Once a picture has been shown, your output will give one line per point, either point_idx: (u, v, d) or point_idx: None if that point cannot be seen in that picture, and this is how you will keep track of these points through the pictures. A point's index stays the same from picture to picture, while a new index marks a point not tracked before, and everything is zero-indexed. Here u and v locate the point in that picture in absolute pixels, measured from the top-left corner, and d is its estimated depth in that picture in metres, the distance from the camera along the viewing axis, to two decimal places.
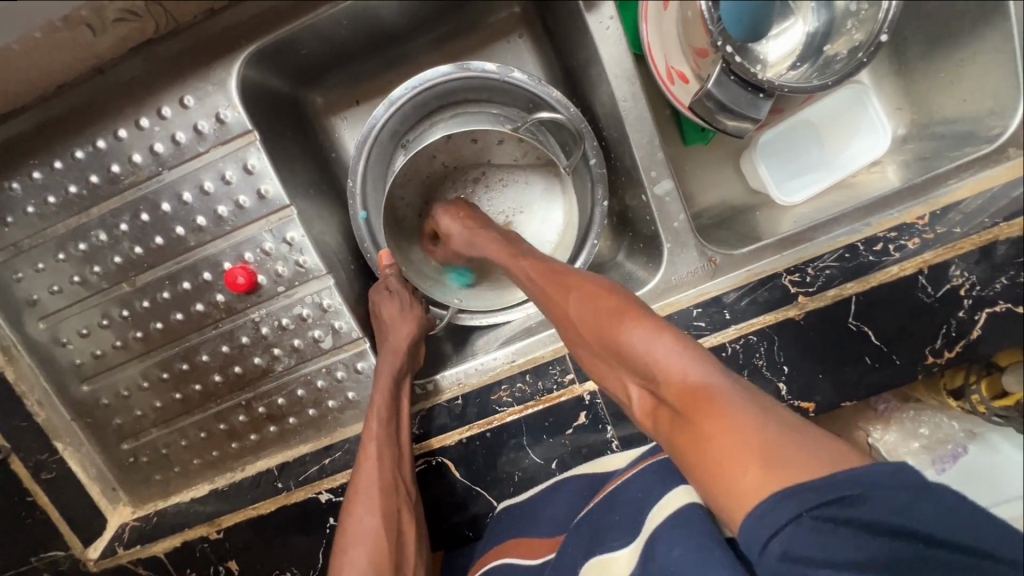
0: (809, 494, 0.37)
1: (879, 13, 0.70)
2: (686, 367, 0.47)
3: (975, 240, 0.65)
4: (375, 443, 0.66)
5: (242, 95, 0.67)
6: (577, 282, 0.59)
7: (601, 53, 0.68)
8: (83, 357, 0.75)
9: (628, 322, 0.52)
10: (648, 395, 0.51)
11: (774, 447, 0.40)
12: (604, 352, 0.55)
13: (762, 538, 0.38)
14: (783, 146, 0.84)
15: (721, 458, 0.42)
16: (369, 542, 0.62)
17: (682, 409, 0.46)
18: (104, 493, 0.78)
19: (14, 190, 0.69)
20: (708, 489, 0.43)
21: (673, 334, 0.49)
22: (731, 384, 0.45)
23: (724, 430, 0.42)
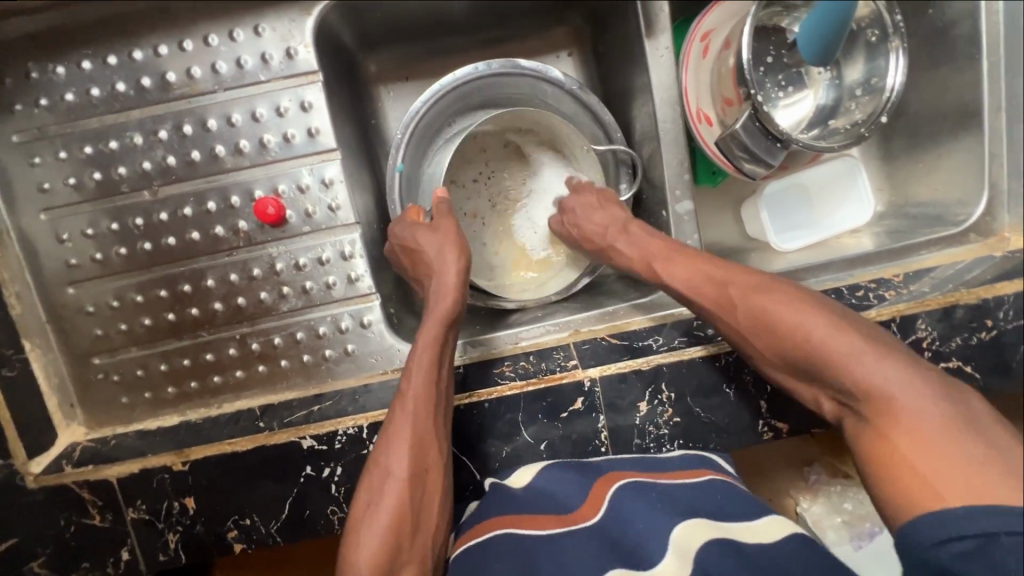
0: (1015, 521, 0.47)
1: (881, 98, 0.82)
2: (890, 383, 0.55)
3: (940, 300, 0.73)
4: (416, 391, 0.64)
5: (316, 36, 0.70)
6: (743, 277, 0.66)
7: (651, 73, 0.77)
8: (78, 258, 0.72)
9: (810, 320, 0.60)
10: (835, 405, 0.60)
11: (968, 469, 0.50)
12: (779, 351, 0.62)
13: (938, 536, 0.49)
14: (783, 201, 0.94)
15: (915, 466, 0.52)
16: (394, 502, 0.60)
17: (875, 413, 0.56)
18: (60, 407, 0.73)
19: (59, 75, 0.68)
20: (896, 499, 0.53)
21: (890, 356, 0.57)
22: (927, 399, 0.54)
23: (927, 444, 0.52)
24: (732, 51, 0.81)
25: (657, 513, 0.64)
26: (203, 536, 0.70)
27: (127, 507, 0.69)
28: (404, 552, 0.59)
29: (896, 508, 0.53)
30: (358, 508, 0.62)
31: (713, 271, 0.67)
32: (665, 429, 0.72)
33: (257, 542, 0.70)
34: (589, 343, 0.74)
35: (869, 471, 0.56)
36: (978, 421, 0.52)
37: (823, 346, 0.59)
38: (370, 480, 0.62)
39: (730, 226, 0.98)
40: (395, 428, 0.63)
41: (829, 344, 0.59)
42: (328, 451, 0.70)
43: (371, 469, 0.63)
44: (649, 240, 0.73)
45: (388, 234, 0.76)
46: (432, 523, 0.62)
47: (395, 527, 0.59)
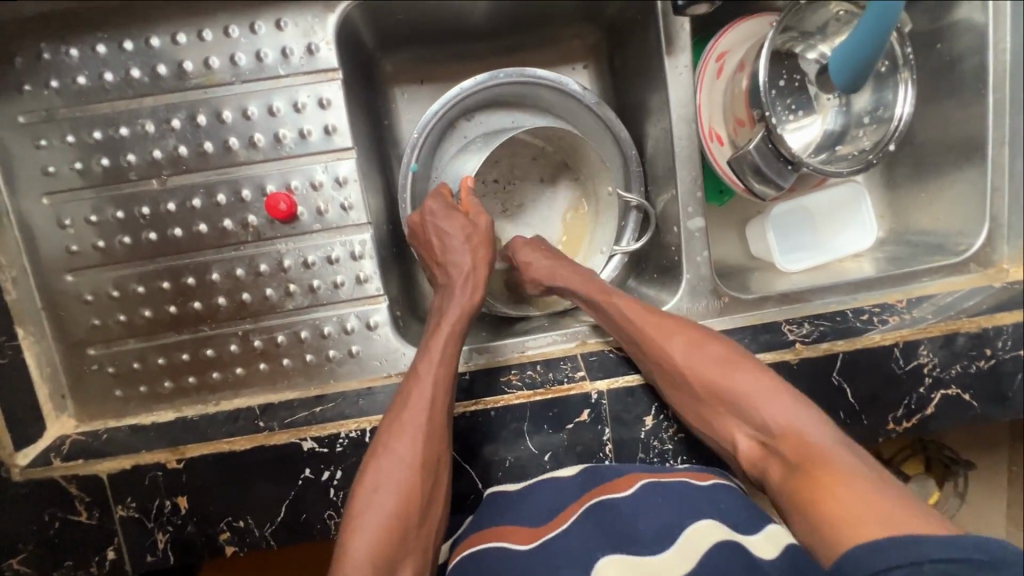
0: (930, 548, 0.45)
1: (889, 127, 0.85)
2: (793, 420, 0.62)
3: (941, 327, 0.75)
4: (430, 374, 0.63)
5: (338, 34, 0.69)
6: (674, 322, 0.71)
7: (670, 91, 0.77)
8: (79, 245, 0.70)
9: (739, 374, 0.66)
10: (755, 446, 0.65)
11: (875, 503, 0.52)
12: (711, 398, 0.67)
13: (874, 566, 0.47)
14: (789, 222, 0.95)
15: (830, 499, 0.54)
16: (399, 488, 0.59)
17: (796, 454, 0.60)
18: (51, 397, 0.70)
19: (71, 57, 0.66)
20: (820, 538, 0.53)
21: (807, 407, 0.63)
22: (845, 452, 0.58)
23: (847, 486, 0.54)
24: (746, 74, 0.83)
25: (662, 514, 0.65)
26: (194, 537, 0.68)
27: (116, 504, 0.67)
28: (408, 540, 0.58)
29: (816, 538, 0.53)
30: (360, 493, 0.59)
31: (658, 318, 0.71)
32: (669, 444, 0.73)
33: (250, 545, 0.69)
34: (596, 355, 0.75)
35: (790, 506, 0.58)
36: (879, 468, 0.57)
37: (744, 395, 0.65)
38: (376, 466, 0.60)
39: (735, 244, 0.99)
40: (408, 414, 0.61)
41: (752, 393, 0.65)
42: (329, 454, 0.68)
43: (377, 453, 0.61)
44: (590, 278, 0.77)
45: (414, 223, 0.73)
46: (437, 515, 0.61)
47: (402, 514, 0.58)
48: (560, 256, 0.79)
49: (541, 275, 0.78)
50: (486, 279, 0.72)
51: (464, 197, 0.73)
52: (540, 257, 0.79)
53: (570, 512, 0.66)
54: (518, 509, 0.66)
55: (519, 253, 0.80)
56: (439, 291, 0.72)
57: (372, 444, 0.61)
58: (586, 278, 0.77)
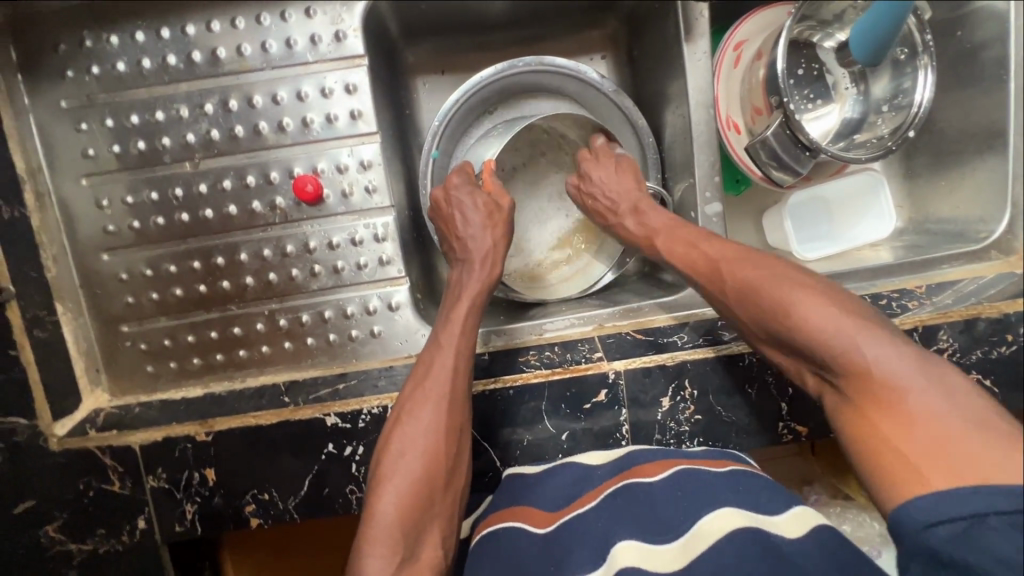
0: (1003, 499, 0.42)
1: (909, 112, 0.84)
2: (879, 359, 0.50)
3: (962, 312, 0.74)
4: (450, 340, 0.65)
5: (365, 21, 0.71)
6: (750, 255, 0.64)
7: (688, 79, 0.78)
8: (116, 225, 0.73)
9: (811, 301, 0.56)
10: (818, 380, 0.57)
11: (951, 443, 0.46)
12: (772, 327, 0.59)
13: (924, 519, 0.45)
14: (805, 212, 0.95)
15: (892, 439, 0.49)
16: (424, 453, 0.60)
17: (855, 388, 0.52)
18: (87, 371, 0.73)
19: (111, 44, 0.69)
20: (882, 480, 0.49)
21: (882, 331, 0.53)
22: (917, 377, 0.49)
23: (924, 420, 0.47)
24: (762, 62, 0.84)
25: (679, 504, 0.62)
26: (221, 508, 0.70)
27: (147, 474, 0.69)
28: (435, 502, 0.59)
29: (881, 484, 0.49)
30: (386, 457, 0.60)
31: (711, 251, 0.67)
32: (686, 425, 0.73)
33: (274, 518, 0.71)
34: (614, 337, 0.76)
35: (854, 450, 0.53)
36: (958, 394, 0.48)
37: (807, 321, 0.55)
38: (401, 431, 0.61)
39: (750, 235, 1.00)
40: (431, 381, 0.63)
41: (824, 321, 0.54)
42: (352, 430, 0.70)
43: (402, 419, 0.62)
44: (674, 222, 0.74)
45: (436, 197, 0.75)
46: (462, 479, 0.62)
47: (429, 476, 0.59)
48: (638, 185, 0.79)
49: (603, 199, 0.80)
50: (503, 257, 0.73)
51: (486, 178, 0.77)
52: (605, 179, 0.80)
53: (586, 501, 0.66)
54: (535, 495, 0.67)
55: (591, 171, 0.81)
56: (457, 265, 0.74)
57: (396, 410, 0.63)
58: (665, 216, 0.75)
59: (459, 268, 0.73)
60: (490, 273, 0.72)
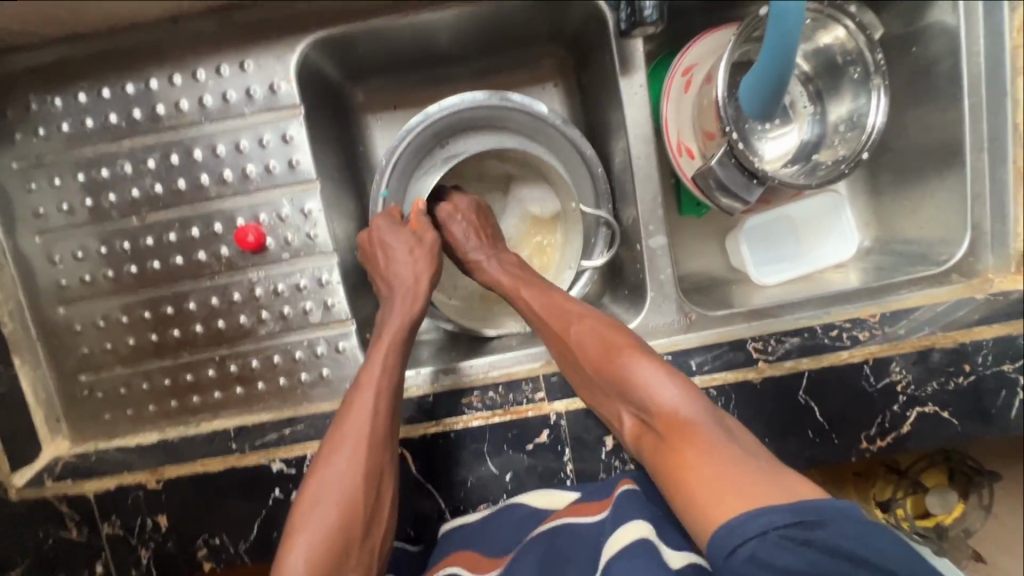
0: (778, 516, 0.48)
1: (862, 135, 0.81)
2: (679, 404, 0.59)
3: (915, 343, 0.73)
4: (369, 381, 0.67)
5: (299, 72, 0.72)
6: (581, 310, 0.70)
7: (627, 111, 0.78)
8: (69, 279, 0.75)
9: (633, 359, 0.63)
10: (636, 425, 0.63)
11: (738, 476, 0.52)
12: (600, 379, 0.65)
13: (732, 542, 0.49)
14: (766, 235, 0.93)
15: (698, 474, 0.54)
16: (340, 498, 0.61)
17: (665, 429, 0.59)
18: (46, 421, 0.76)
19: (56, 106, 0.72)
20: (689, 512, 0.54)
21: (676, 378, 0.61)
22: (713, 422, 0.57)
23: (717, 461, 0.54)
24: (712, 85, 0.81)
25: (595, 541, 0.61)
26: (173, 553, 0.72)
27: (102, 521, 0.71)
28: (352, 544, 0.60)
29: (695, 524, 0.53)
30: (304, 502, 0.62)
31: (561, 303, 0.72)
32: (632, 464, 0.72)
33: (225, 562, 0.72)
34: (558, 375, 0.74)
35: (665, 485, 0.57)
36: (737, 434, 0.58)
37: (630, 372, 0.62)
38: (319, 475, 0.63)
39: (714, 258, 0.98)
40: (350, 424, 0.64)
41: (637, 374, 0.62)
42: (298, 475, 0.71)
43: (320, 463, 0.63)
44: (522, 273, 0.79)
45: (363, 238, 0.77)
46: (382, 519, 0.64)
47: (346, 519, 0.61)
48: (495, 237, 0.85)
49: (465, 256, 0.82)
50: (429, 290, 0.74)
51: (415, 217, 0.78)
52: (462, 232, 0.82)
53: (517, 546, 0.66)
54: (479, 539, 0.68)
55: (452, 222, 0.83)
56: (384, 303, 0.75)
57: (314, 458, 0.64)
58: (524, 267, 0.81)
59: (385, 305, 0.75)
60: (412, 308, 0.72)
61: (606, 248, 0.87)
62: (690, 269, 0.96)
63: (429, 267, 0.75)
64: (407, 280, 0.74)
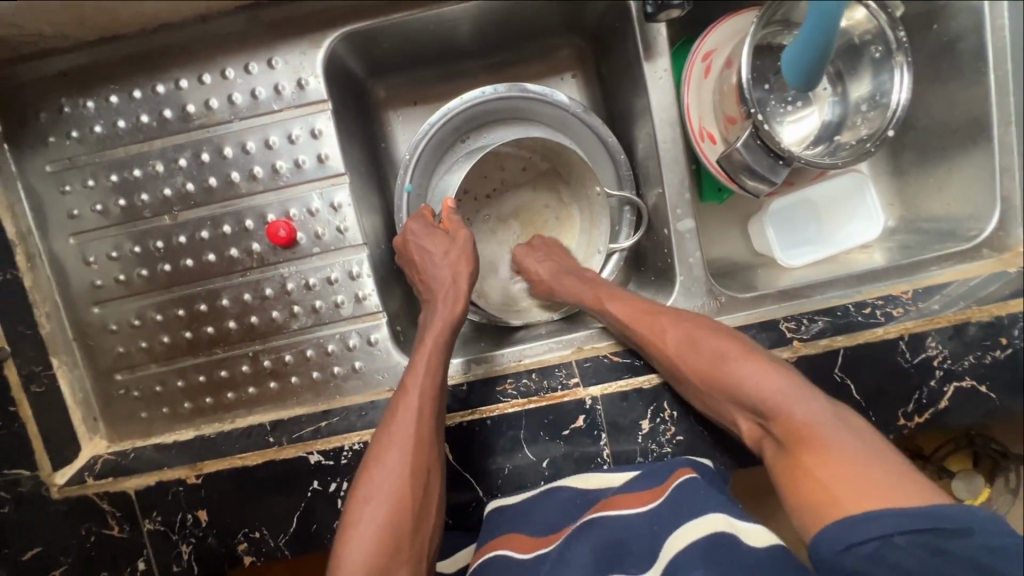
0: (903, 521, 0.49)
1: (887, 113, 0.81)
2: (801, 412, 0.58)
3: (950, 317, 0.72)
4: (415, 382, 0.67)
5: (326, 67, 0.73)
6: (678, 316, 0.71)
7: (651, 96, 0.79)
8: (103, 279, 0.76)
9: (738, 364, 0.64)
10: (752, 428, 0.64)
11: (864, 475, 0.53)
12: (711, 389, 0.66)
13: (844, 542, 0.50)
14: (791, 218, 0.93)
15: (821, 480, 0.55)
16: (391, 499, 0.61)
17: (786, 435, 0.59)
18: (84, 420, 0.77)
19: (88, 108, 0.73)
20: (811, 513, 0.55)
21: (789, 375, 0.62)
22: (834, 424, 0.57)
23: (835, 462, 0.55)
24: (733, 71, 0.82)
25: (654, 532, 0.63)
26: (215, 547, 0.72)
27: (143, 519, 0.72)
28: (401, 548, 0.60)
29: (809, 519, 0.55)
30: (355, 504, 0.62)
31: (650, 309, 0.73)
32: (668, 447, 0.72)
33: (266, 556, 0.72)
34: (591, 361, 0.76)
35: (787, 494, 0.58)
36: (862, 432, 0.57)
37: (737, 380, 0.63)
38: (367, 477, 0.63)
39: (737, 242, 0.97)
40: (396, 426, 0.64)
41: (750, 379, 0.62)
42: (335, 467, 0.71)
43: (368, 466, 0.64)
44: (596, 286, 0.79)
45: (399, 243, 0.77)
46: (431, 522, 0.63)
47: (394, 521, 0.60)
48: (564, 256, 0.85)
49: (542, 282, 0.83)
50: (468, 290, 0.74)
51: (445, 217, 0.77)
52: (543, 262, 0.85)
53: (566, 528, 0.66)
54: (523, 521, 0.68)
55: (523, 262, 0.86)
56: (425, 306, 0.75)
57: (364, 458, 0.65)
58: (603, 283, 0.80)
59: (426, 309, 0.75)
60: (454, 306, 0.72)
61: (631, 231, 0.88)
62: (715, 255, 0.96)
63: (466, 266, 0.74)
64: (446, 284, 0.73)
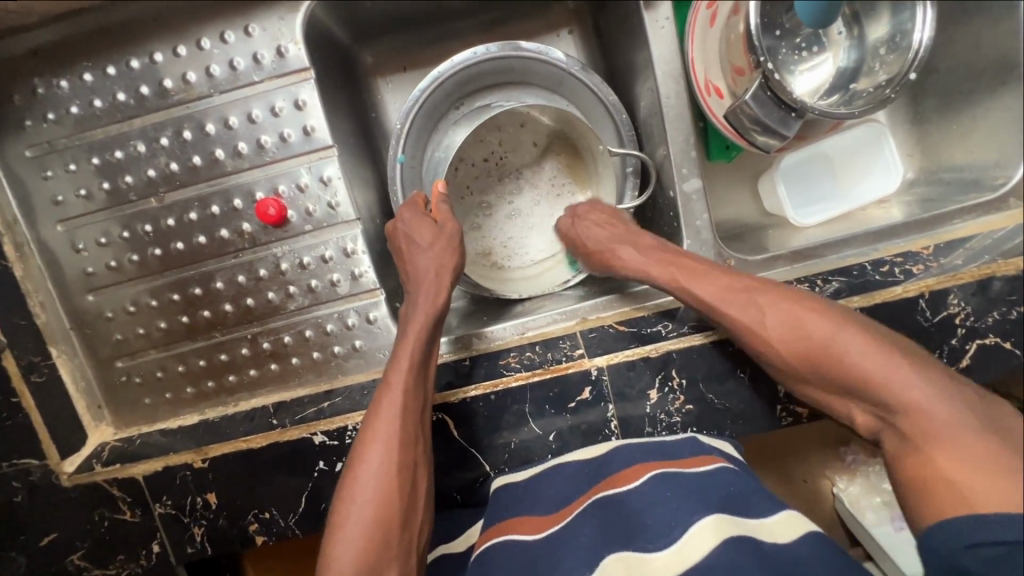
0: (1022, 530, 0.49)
1: (907, 55, 0.75)
2: (925, 401, 0.56)
3: (973, 273, 0.69)
4: (398, 378, 0.65)
5: (306, 32, 0.69)
6: (776, 289, 0.66)
7: (651, 48, 0.74)
8: (95, 266, 0.74)
9: (854, 344, 0.60)
10: (869, 418, 0.60)
11: (994, 472, 0.51)
12: (822, 375, 0.62)
13: (963, 541, 0.51)
14: (801, 173, 0.88)
15: (941, 470, 0.54)
16: (376, 496, 0.61)
17: (909, 430, 0.57)
18: (89, 409, 0.76)
19: (62, 88, 0.70)
20: (923, 500, 0.55)
21: (928, 370, 0.58)
22: (952, 406, 0.55)
23: (954, 453, 0.54)
24: (741, 18, 0.77)
25: (669, 508, 0.61)
26: (226, 529, 0.73)
27: (154, 503, 0.72)
28: (389, 543, 0.59)
29: (919, 504, 0.55)
30: (342, 501, 0.61)
31: (734, 283, 0.66)
32: (677, 417, 0.70)
33: (277, 535, 0.73)
34: (596, 331, 0.73)
35: (899, 479, 0.57)
36: (975, 404, 0.56)
37: (857, 365, 0.59)
38: (352, 476, 0.62)
39: (747, 201, 0.93)
40: (378, 422, 0.63)
41: (873, 371, 0.58)
42: (340, 447, 0.71)
43: (354, 463, 0.63)
44: (670, 258, 0.71)
45: (389, 230, 0.74)
46: (417, 520, 0.62)
47: (381, 516, 0.60)
48: (619, 224, 0.76)
49: (598, 249, 0.74)
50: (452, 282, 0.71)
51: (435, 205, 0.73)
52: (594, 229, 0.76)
53: (570, 508, 0.65)
54: (524, 502, 0.66)
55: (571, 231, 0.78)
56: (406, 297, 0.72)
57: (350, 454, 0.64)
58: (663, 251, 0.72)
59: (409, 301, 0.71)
60: (435, 301, 0.69)
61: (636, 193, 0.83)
62: (723, 216, 0.92)
63: (450, 258, 0.70)
64: (427, 276, 0.70)
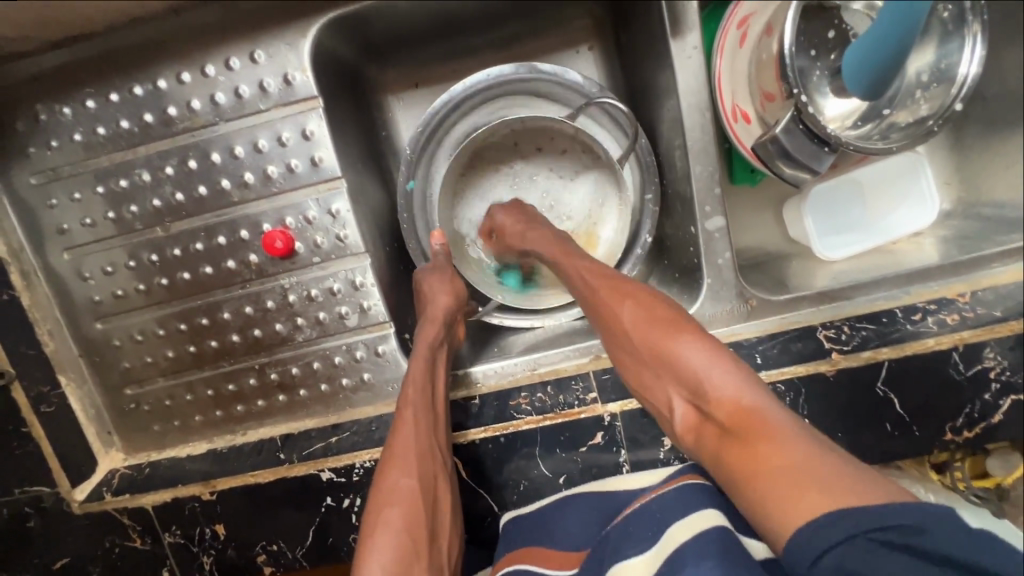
0: (870, 519, 0.41)
1: (952, 88, 0.70)
2: (740, 396, 0.52)
3: (1013, 326, 0.66)
4: (412, 400, 0.66)
5: (313, 59, 0.66)
6: (626, 287, 0.64)
7: (678, 76, 0.70)
8: (102, 295, 0.73)
9: (680, 339, 0.57)
10: (692, 414, 0.57)
11: (806, 461, 0.47)
12: (651, 365, 0.59)
13: (813, 552, 0.42)
14: (831, 200, 0.83)
15: (767, 474, 0.48)
16: (405, 507, 0.61)
17: (730, 425, 0.52)
18: (99, 435, 0.76)
19: (65, 115, 0.68)
20: (757, 508, 0.48)
21: (735, 363, 0.55)
22: (782, 415, 0.51)
23: (785, 457, 0.47)
24: (774, 38, 0.70)
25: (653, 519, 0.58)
26: (235, 559, 0.72)
27: (163, 532, 0.72)
28: (422, 561, 0.59)
29: (766, 524, 0.47)
30: (371, 523, 0.61)
31: (604, 277, 0.66)
32: None
33: (285, 567, 0.72)
34: (610, 372, 0.71)
35: (733, 485, 0.51)
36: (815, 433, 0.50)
37: (677, 356, 0.57)
38: (378, 498, 0.62)
39: (774, 227, 0.88)
40: (399, 441, 0.64)
41: (691, 360, 0.56)
42: (347, 483, 0.70)
43: (379, 487, 0.63)
44: (557, 239, 0.72)
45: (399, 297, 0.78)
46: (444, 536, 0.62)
47: (412, 528, 0.60)
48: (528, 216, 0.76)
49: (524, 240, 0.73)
50: (456, 315, 0.73)
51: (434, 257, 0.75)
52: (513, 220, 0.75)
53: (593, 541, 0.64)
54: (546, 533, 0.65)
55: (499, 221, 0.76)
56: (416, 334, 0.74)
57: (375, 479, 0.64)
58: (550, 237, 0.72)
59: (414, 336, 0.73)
60: (446, 333, 0.72)
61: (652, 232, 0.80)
62: (746, 243, 0.87)
63: (455, 294, 0.73)
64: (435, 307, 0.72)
